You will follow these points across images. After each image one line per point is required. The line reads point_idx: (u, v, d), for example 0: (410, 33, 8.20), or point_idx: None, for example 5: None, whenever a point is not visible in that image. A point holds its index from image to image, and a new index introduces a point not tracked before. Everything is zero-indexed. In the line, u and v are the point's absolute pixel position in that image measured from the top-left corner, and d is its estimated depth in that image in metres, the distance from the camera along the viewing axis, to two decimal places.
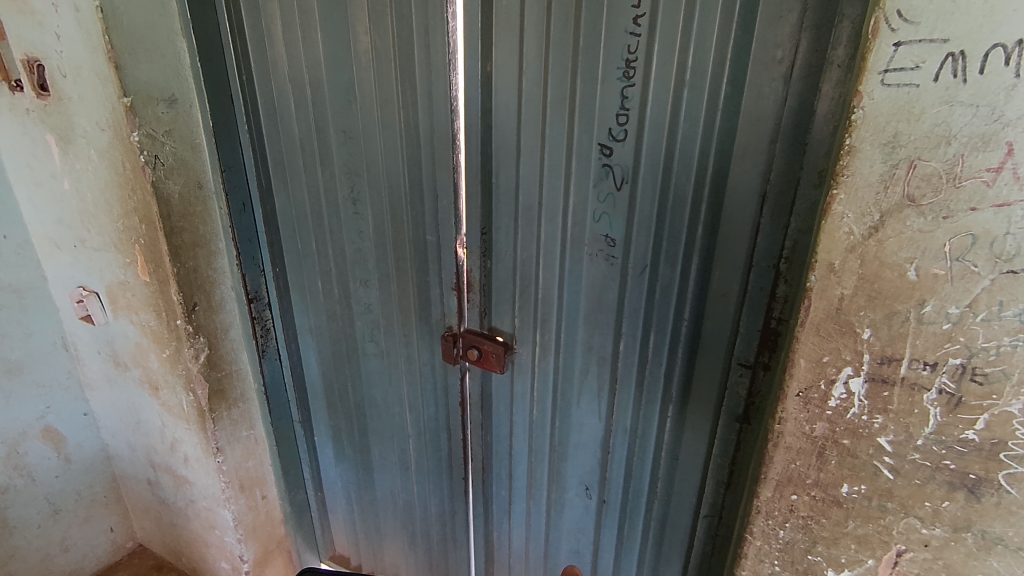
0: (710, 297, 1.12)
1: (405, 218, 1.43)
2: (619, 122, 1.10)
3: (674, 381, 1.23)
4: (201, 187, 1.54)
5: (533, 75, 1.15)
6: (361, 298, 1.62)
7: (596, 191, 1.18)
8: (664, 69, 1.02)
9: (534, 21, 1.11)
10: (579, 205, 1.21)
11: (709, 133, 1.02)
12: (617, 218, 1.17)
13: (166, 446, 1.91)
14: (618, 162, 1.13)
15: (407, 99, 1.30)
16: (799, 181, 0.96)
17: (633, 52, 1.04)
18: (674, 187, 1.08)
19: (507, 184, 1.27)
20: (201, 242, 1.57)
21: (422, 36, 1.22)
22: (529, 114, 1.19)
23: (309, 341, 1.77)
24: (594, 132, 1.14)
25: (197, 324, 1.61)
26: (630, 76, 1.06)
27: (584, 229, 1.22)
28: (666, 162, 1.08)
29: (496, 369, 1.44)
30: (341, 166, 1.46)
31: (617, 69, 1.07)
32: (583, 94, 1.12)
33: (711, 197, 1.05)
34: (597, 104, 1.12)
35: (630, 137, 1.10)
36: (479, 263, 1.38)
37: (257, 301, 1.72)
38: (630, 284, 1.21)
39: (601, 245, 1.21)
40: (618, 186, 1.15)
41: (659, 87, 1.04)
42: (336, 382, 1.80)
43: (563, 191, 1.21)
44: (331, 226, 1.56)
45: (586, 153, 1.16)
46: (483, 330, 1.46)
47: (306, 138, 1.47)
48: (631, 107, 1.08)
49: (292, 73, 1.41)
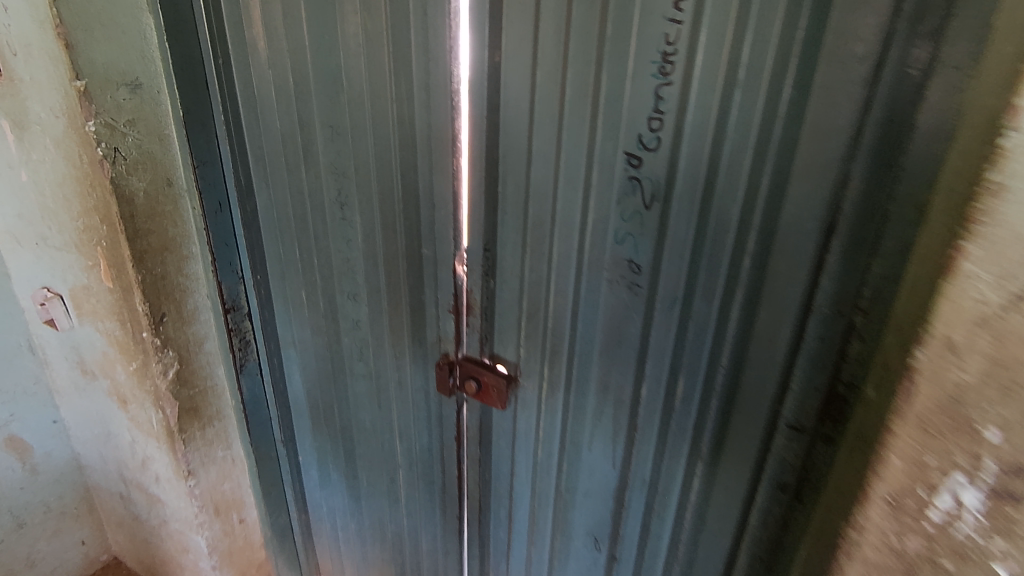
0: (754, 342, 0.93)
1: (398, 228, 1.25)
2: (652, 127, 0.91)
3: (704, 434, 1.05)
4: (171, 184, 1.37)
5: (549, 67, 0.97)
6: (349, 313, 1.45)
7: (620, 208, 1.00)
8: (711, 63, 0.82)
9: (552, 3, 0.92)
10: (599, 222, 1.03)
11: (764, 145, 0.82)
12: (643, 241, 0.99)
13: (137, 462, 1.76)
14: (648, 174, 0.94)
15: (401, 93, 1.11)
16: (887, 214, 0.76)
17: (671, 42, 0.85)
18: (715, 207, 0.90)
19: (516, 194, 1.09)
20: (170, 245, 1.40)
21: (420, 18, 1.03)
22: (543, 115, 1.00)
23: (292, 355, 1.60)
24: (621, 138, 0.95)
25: (165, 336, 1.45)
26: (667, 72, 0.87)
27: (606, 252, 1.04)
28: (707, 178, 0.88)
29: (496, 404, 1.27)
30: (326, 165, 1.28)
31: (651, 63, 0.88)
32: (609, 93, 0.93)
33: (762, 223, 0.86)
34: (626, 103, 0.92)
35: (666, 146, 0.91)
36: (481, 283, 1.20)
37: (235, 311, 1.54)
38: (655, 320, 1.02)
39: (623, 272, 1.04)
40: (647, 204, 0.96)
41: (702, 87, 0.84)
42: (322, 401, 1.64)
43: (583, 205, 1.03)
44: (317, 233, 1.38)
45: (610, 162, 0.98)
46: (483, 357, 1.28)
47: (289, 134, 1.29)
48: (667, 109, 0.89)
49: (272, 59, 1.22)
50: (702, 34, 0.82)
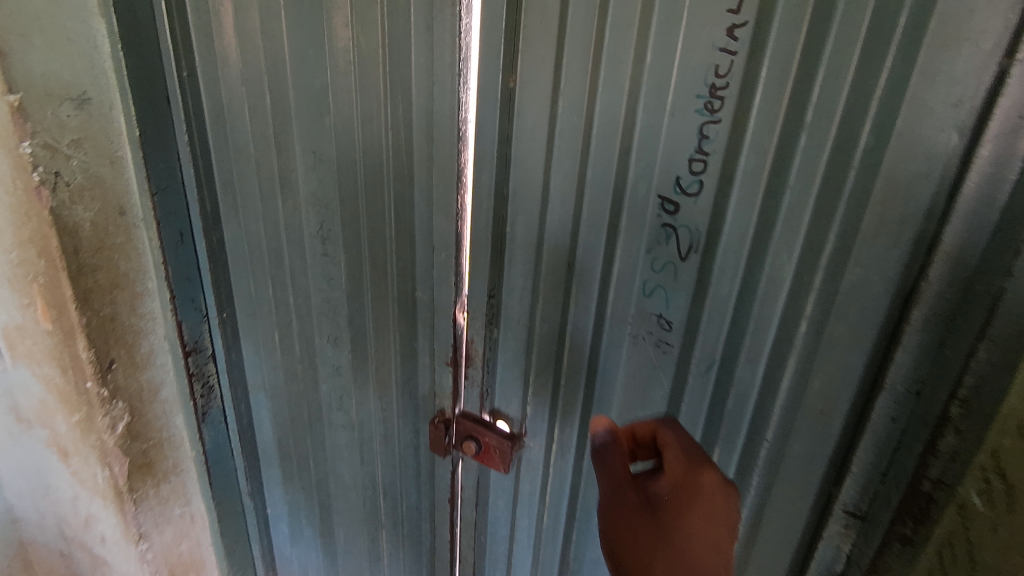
0: (804, 416, 0.81)
1: (388, 268, 1.10)
2: (693, 169, 0.79)
3: (741, 511, 0.93)
4: (124, 214, 1.18)
5: (573, 97, 0.84)
6: (328, 358, 1.29)
7: (651, 257, 0.87)
8: (771, 100, 0.71)
9: (580, 24, 0.80)
10: (625, 272, 0.90)
11: (828, 196, 0.72)
12: (676, 297, 0.87)
13: (80, 520, 1.56)
14: (684, 223, 0.82)
15: (398, 118, 0.97)
16: (1002, 293, 0.61)
17: (722, 74, 0.73)
18: (767, 263, 0.78)
19: (528, 236, 0.96)
20: (121, 282, 1.21)
21: (423, 34, 0.89)
22: (565, 149, 0.88)
23: (263, 400, 1.44)
24: (655, 180, 0.83)
25: (113, 385, 1.26)
26: (714, 108, 0.75)
27: (632, 305, 0.92)
28: (758, 229, 0.78)
29: (499, 467, 1.13)
30: (307, 194, 1.13)
31: (697, 97, 0.76)
32: (644, 128, 0.81)
33: (820, 284, 0.76)
34: (663, 141, 0.80)
35: (710, 191, 0.79)
36: (483, 332, 1.06)
37: (197, 353, 1.37)
38: (688, 383, 0.90)
39: (650, 329, 0.91)
40: (683, 257, 0.84)
41: (757, 127, 0.73)
42: (295, 451, 1.47)
43: (606, 253, 0.91)
44: (294, 269, 1.22)
45: (641, 206, 0.85)
46: (482, 414, 1.14)
47: (264, 159, 1.13)
48: (712, 150, 0.77)
49: (246, 73, 1.07)
50: (761, 67, 0.71)
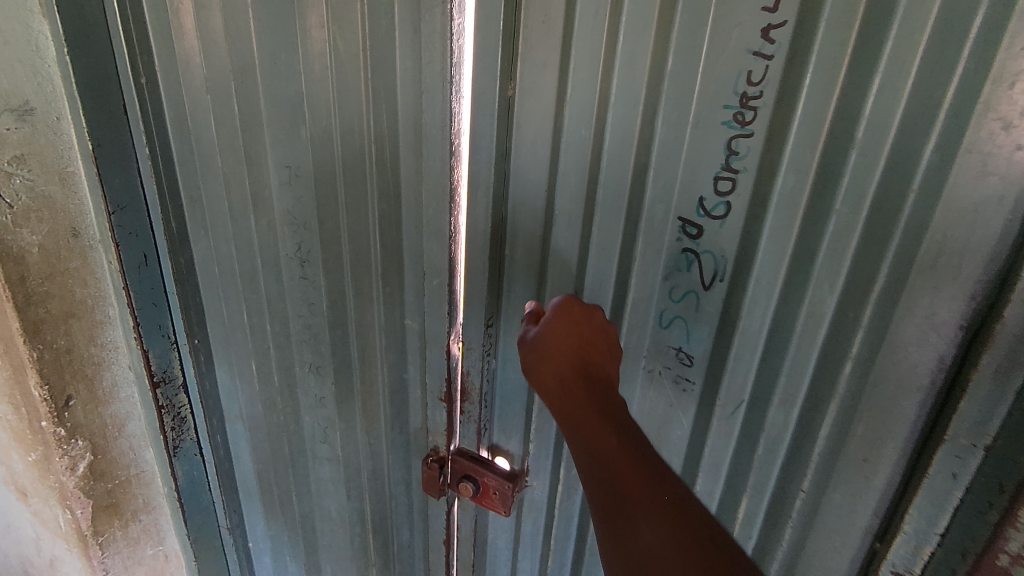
0: (844, 467, 0.72)
1: (374, 293, 1.00)
2: (719, 189, 0.70)
3: (770, 563, 0.84)
4: (78, 235, 1.06)
5: (582, 107, 0.74)
6: (311, 389, 1.18)
7: (668, 286, 0.78)
8: (814, 113, 0.62)
9: (589, 24, 0.70)
10: (640, 303, 0.81)
11: (879, 222, 0.62)
12: (697, 330, 0.78)
13: (44, 560, 1.44)
14: (708, 247, 0.73)
15: (383, 130, 0.86)
16: None
17: (756, 81, 0.63)
18: (806, 297, 0.69)
19: (529, 261, 0.86)
20: (77, 310, 1.09)
21: (409, 36, 0.78)
22: (572, 166, 0.78)
23: (240, 431, 1.32)
24: (675, 201, 0.73)
25: (71, 422, 1.14)
26: (746, 121, 0.65)
27: (647, 338, 0.82)
28: (794, 258, 0.68)
29: (501, 509, 1.02)
30: (283, 213, 1.02)
31: (726, 108, 0.66)
32: (663, 143, 0.71)
33: (867, 322, 0.66)
34: (685, 158, 0.70)
35: (740, 215, 0.70)
36: (480, 365, 0.95)
37: (166, 384, 1.26)
38: (714, 425, 0.81)
39: (667, 364, 0.82)
40: (707, 285, 0.75)
41: (796, 143, 0.64)
42: (276, 485, 1.36)
43: (619, 280, 0.81)
44: (270, 293, 1.11)
45: (658, 229, 0.75)
46: (480, 450, 1.04)
47: (234, 173, 1.02)
48: (742, 168, 0.67)
49: (210, 79, 0.95)
50: (802, 75, 0.61)
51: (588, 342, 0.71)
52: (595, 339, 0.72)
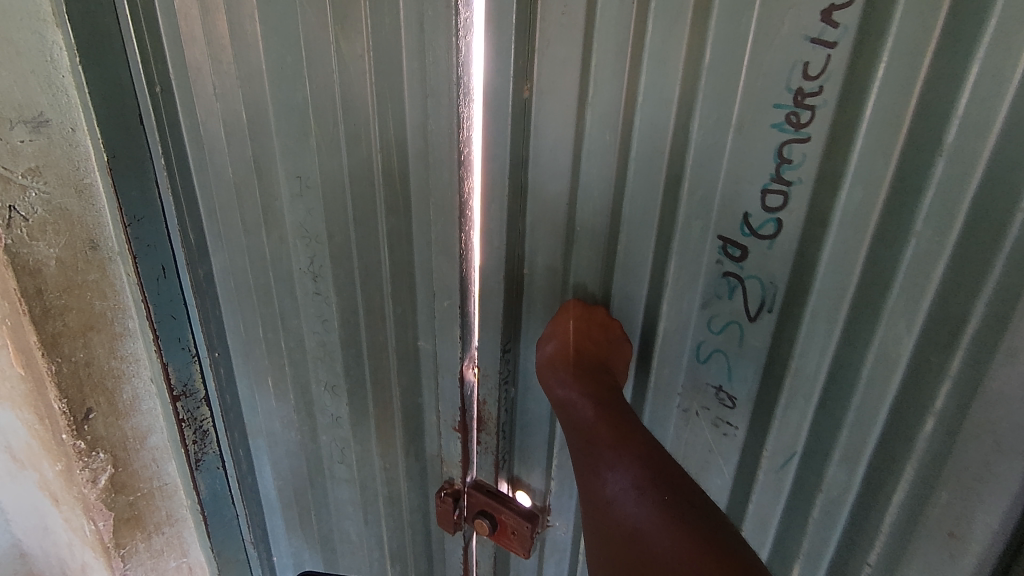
0: (917, 548, 0.59)
1: (386, 312, 0.93)
2: (767, 204, 0.59)
3: None
4: (96, 247, 1.06)
5: (605, 109, 0.64)
6: (327, 408, 1.13)
7: (707, 314, 0.67)
8: (888, 112, 0.50)
9: (612, 12, 0.60)
10: (674, 333, 0.70)
11: (974, 249, 0.50)
12: (740, 367, 0.67)
13: (78, 565, 1.46)
14: (754, 272, 0.62)
15: (390, 138, 0.79)
16: None
17: (814, 74, 0.52)
18: (875, 335, 0.57)
19: (549, 282, 0.77)
20: (96, 323, 1.09)
21: (414, 33, 0.71)
22: (595, 176, 0.68)
23: (261, 447, 1.29)
24: (714, 217, 0.62)
25: (92, 435, 1.15)
26: (801, 122, 0.54)
27: (681, 373, 0.72)
28: (861, 288, 0.56)
29: (518, 550, 0.94)
30: (294, 226, 0.97)
31: (777, 107, 0.55)
32: (700, 150, 0.60)
33: (953, 370, 0.53)
34: (727, 166, 0.59)
35: (793, 235, 0.58)
36: (497, 394, 0.86)
37: (187, 398, 1.24)
38: (761, 478, 0.70)
39: (704, 404, 0.71)
40: (752, 316, 0.64)
41: (865, 149, 0.52)
42: (297, 503, 1.32)
43: (649, 307, 0.71)
44: (284, 308, 1.06)
45: (694, 250, 0.65)
46: (498, 483, 0.95)
47: (246, 185, 0.98)
48: (797, 180, 0.56)
49: (220, 87, 0.91)
50: (874, 65, 0.49)
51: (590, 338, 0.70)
52: (597, 335, 0.71)
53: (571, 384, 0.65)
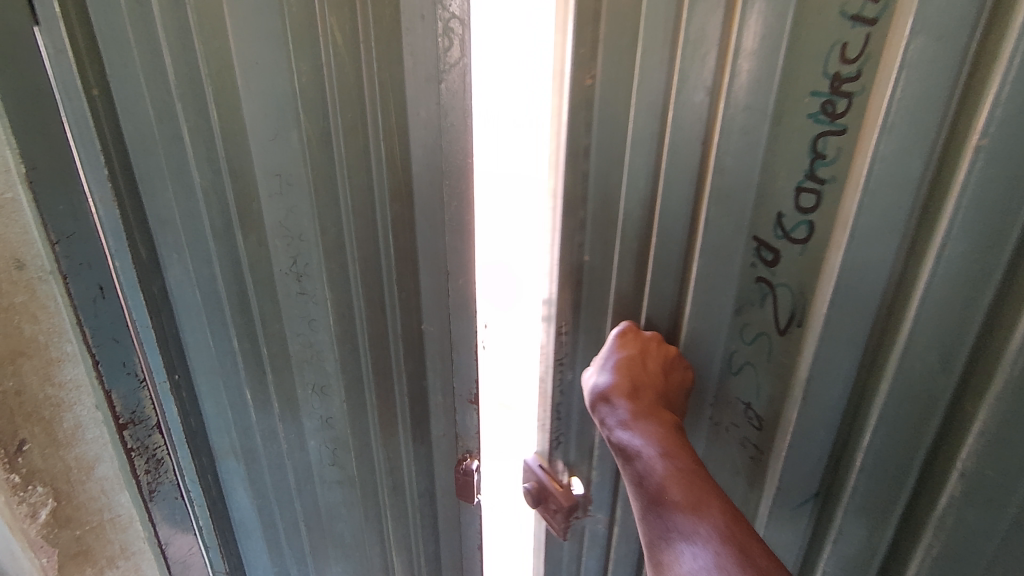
0: (969, 568, 0.65)
1: (387, 302, 0.96)
2: (802, 204, 0.65)
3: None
4: (21, 263, 0.87)
5: (651, 97, 0.70)
6: (315, 411, 1.10)
7: (745, 304, 0.74)
8: (920, 116, 0.54)
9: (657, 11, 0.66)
10: (711, 308, 0.77)
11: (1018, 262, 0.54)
12: (769, 385, 0.75)
13: None
14: (786, 271, 0.69)
15: (392, 132, 0.83)
16: None
17: (852, 58, 0.57)
18: (890, 369, 0.64)
19: (602, 266, 0.84)
20: (23, 341, 0.90)
21: (416, 27, 0.75)
22: (635, 164, 0.75)
23: (233, 465, 1.23)
24: (748, 217, 0.69)
25: (28, 468, 0.95)
26: (837, 112, 0.59)
27: (716, 375, 0.81)
28: (887, 305, 0.63)
29: (559, 532, 1.04)
30: (273, 228, 0.94)
31: (814, 95, 0.60)
32: (735, 141, 0.66)
33: (963, 396, 0.61)
34: (759, 160, 0.66)
35: (824, 235, 0.64)
36: (553, 375, 0.93)
37: (139, 425, 1.08)
38: (767, 509, 0.81)
39: (741, 420, 0.81)
40: (782, 330, 0.71)
41: (876, 151, 0.57)
42: (280, 518, 1.27)
43: (681, 284, 0.79)
44: (264, 317, 1.03)
45: (732, 246, 0.71)
46: (547, 467, 1.03)
47: (216, 187, 0.92)
48: (830, 177, 0.62)
49: (184, 84, 0.84)
50: (895, 62, 0.54)
51: (652, 374, 0.77)
52: (656, 370, 0.77)
53: (634, 431, 0.72)
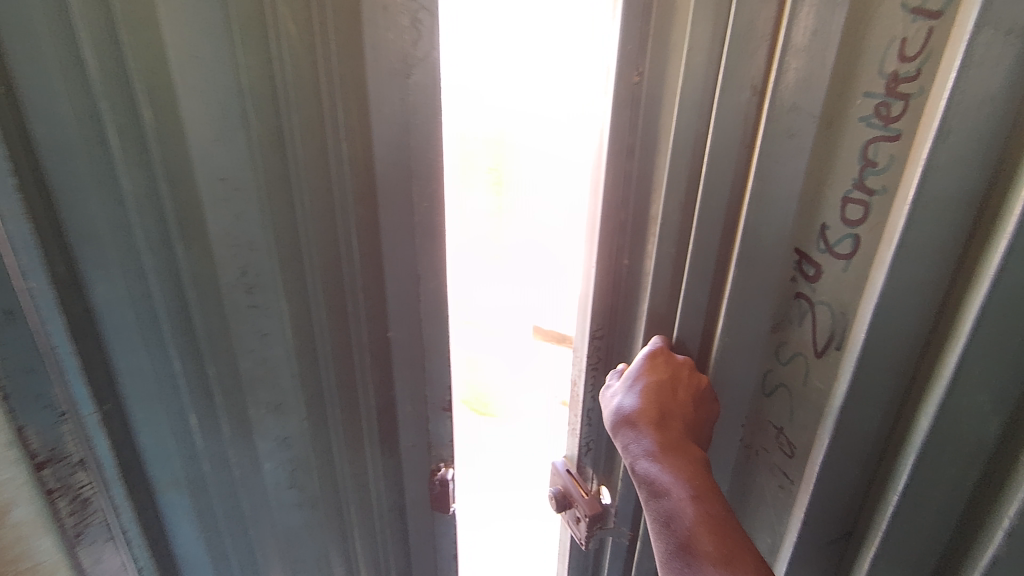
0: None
1: (351, 310, 0.95)
2: (851, 217, 0.71)
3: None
4: None
5: (694, 97, 0.79)
6: (270, 433, 1.00)
7: (786, 307, 0.82)
8: (985, 129, 0.58)
9: (706, 41, 0.75)
10: (752, 297, 0.83)
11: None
12: (801, 407, 0.83)
13: None
14: (828, 289, 0.76)
15: (354, 141, 0.83)
16: None
17: (911, 56, 0.62)
18: (935, 405, 0.67)
19: (635, 275, 0.96)
20: None
21: (381, 39, 0.77)
22: (671, 182, 0.85)
23: (180, 500, 1.00)
24: (792, 227, 0.77)
25: None
26: (891, 117, 0.65)
27: (751, 395, 0.91)
28: (939, 305, 0.67)
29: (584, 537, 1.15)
30: (219, 235, 0.82)
31: (869, 98, 0.66)
32: (783, 144, 0.73)
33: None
34: (801, 173, 0.74)
35: (868, 247, 0.70)
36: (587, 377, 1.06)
37: (59, 462, 0.80)
38: (796, 535, 0.86)
39: (775, 446, 0.90)
40: (819, 351, 0.79)
41: (934, 160, 0.60)
42: (229, 555, 1.09)
43: (709, 296, 0.88)
44: (210, 339, 0.89)
45: (777, 266, 0.80)
46: (573, 474, 1.18)
47: (156, 190, 0.77)
48: (881, 187, 0.67)
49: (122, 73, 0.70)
50: (951, 66, 0.58)
51: (681, 403, 0.85)
52: (686, 399, 0.86)
53: (661, 464, 0.79)
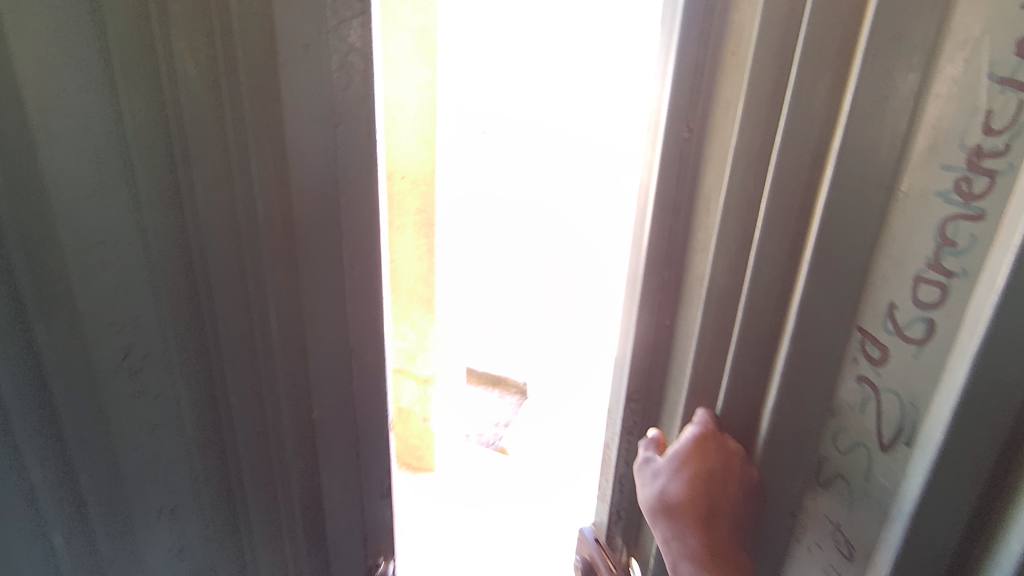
0: None
1: (270, 397, 0.80)
2: (921, 298, 0.52)
3: None
4: None
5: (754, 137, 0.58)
6: (162, 539, 0.85)
7: (838, 404, 0.60)
8: None
9: (769, 72, 0.56)
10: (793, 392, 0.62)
11: None
12: (861, 509, 0.60)
13: None
14: (894, 385, 0.55)
15: (263, 199, 0.68)
16: None
17: (999, 130, 0.45)
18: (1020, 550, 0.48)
19: (673, 354, 0.73)
20: None
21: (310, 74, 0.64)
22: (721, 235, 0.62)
23: None
24: (855, 301, 0.57)
25: None
26: (974, 194, 0.47)
27: (802, 480, 0.65)
28: (1010, 437, 0.48)
29: None
30: (94, 307, 0.69)
31: (947, 169, 0.49)
32: (850, 198, 0.54)
33: None
34: (869, 246, 0.55)
35: (945, 337, 0.51)
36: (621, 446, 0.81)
37: None
38: None
39: (828, 541, 0.64)
40: (883, 445, 0.57)
41: None
42: None
43: (758, 381, 0.65)
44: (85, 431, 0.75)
45: (828, 368, 0.60)
46: (614, 549, 0.88)
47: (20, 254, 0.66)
48: (961, 271, 0.49)
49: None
50: None
51: (715, 499, 0.64)
52: (724, 492, 0.64)
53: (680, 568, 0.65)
